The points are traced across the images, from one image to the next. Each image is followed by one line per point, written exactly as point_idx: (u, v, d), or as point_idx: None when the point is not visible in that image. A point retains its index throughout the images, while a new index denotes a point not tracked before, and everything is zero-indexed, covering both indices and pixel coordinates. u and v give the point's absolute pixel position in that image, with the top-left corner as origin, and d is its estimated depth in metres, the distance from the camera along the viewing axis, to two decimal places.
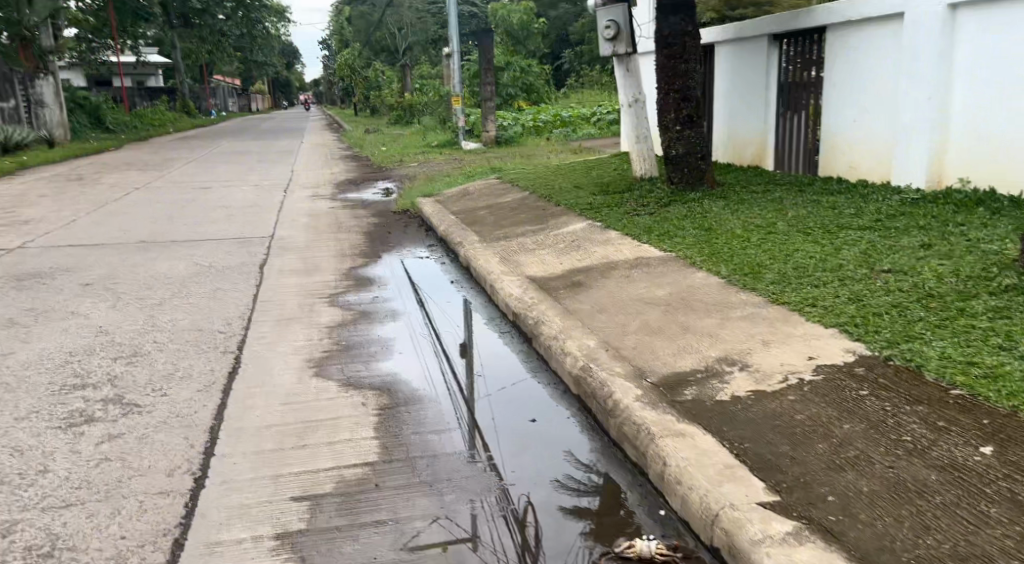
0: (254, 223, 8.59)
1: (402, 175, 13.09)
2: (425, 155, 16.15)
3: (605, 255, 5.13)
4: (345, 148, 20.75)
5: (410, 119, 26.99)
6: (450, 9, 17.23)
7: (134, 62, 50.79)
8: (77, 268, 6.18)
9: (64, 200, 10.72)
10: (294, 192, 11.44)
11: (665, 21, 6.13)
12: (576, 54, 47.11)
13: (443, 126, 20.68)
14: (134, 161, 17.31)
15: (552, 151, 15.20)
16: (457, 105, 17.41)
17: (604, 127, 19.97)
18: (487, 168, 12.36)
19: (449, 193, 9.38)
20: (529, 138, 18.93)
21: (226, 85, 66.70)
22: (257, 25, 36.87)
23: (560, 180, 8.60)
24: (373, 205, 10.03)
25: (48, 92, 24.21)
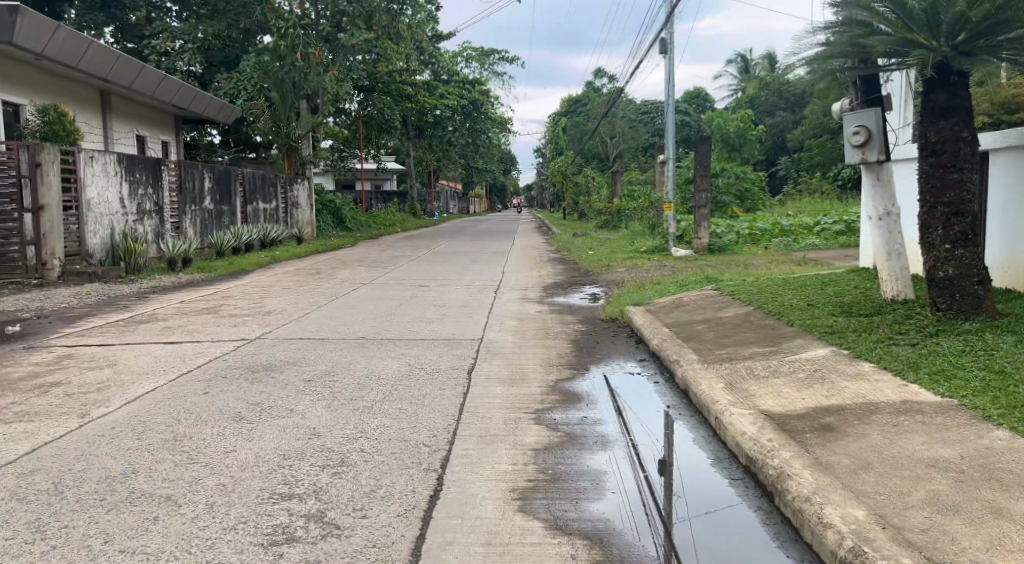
0: (465, 324, 8.60)
1: (611, 281, 12.82)
2: (635, 260, 15.84)
3: (861, 392, 4.30)
4: (554, 250, 21.06)
5: (619, 224, 27.04)
6: (668, 116, 17.13)
7: (373, 169, 56.47)
8: (303, 362, 6.38)
9: (300, 293, 11.58)
10: (504, 293, 11.51)
11: (933, 125, 5.45)
12: (794, 162, 45.39)
13: (652, 232, 20.37)
14: (364, 258, 18.67)
15: (772, 261, 14.22)
16: (670, 211, 17.07)
17: (829, 237, 18.53)
18: (701, 276, 11.68)
19: (663, 302, 8.83)
20: (744, 245, 18.03)
21: (449, 189, 72.02)
22: (481, 135, 39.58)
23: (791, 293, 7.79)
24: (582, 310, 9.74)
25: (302, 195, 27.59)
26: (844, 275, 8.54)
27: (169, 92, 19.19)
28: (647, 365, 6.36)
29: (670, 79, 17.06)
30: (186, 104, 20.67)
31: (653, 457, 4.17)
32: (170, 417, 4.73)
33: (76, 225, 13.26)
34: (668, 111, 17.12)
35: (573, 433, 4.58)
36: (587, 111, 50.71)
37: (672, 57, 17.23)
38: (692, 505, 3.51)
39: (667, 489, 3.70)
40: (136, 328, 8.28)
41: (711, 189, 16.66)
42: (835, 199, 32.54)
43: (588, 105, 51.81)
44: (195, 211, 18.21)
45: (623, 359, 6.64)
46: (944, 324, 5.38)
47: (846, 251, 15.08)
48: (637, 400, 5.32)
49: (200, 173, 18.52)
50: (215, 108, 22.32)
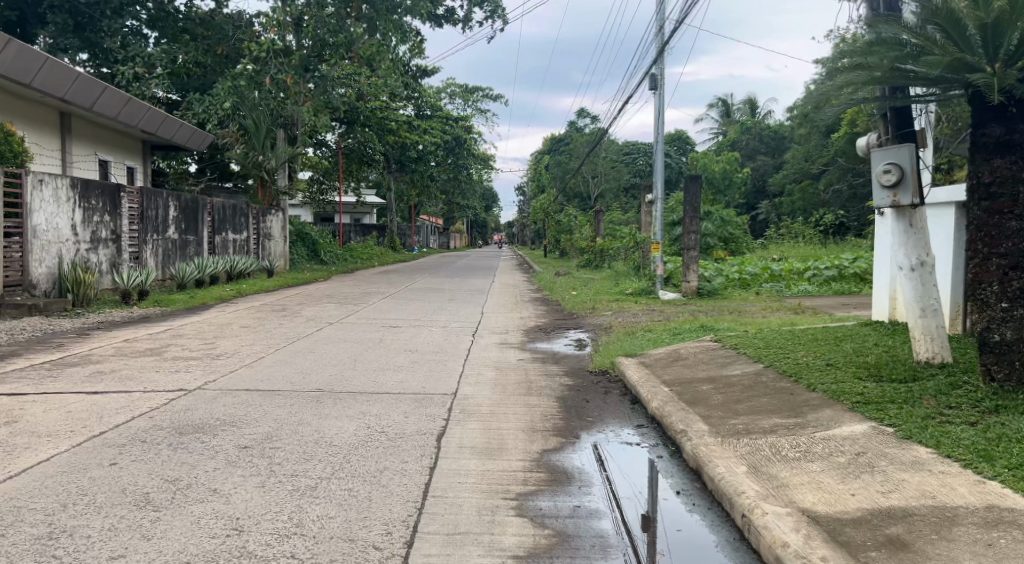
0: (438, 374, 7.65)
1: (596, 325, 11.96)
2: (621, 303, 15.00)
3: (931, 493, 3.42)
4: (535, 289, 20.21)
5: (601, 263, 26.27)
6: (657, 154, 16.48)
7: (353, 202, 55.65)
8: (243, 423, 5.39)
9: (259, 334, 10.56)
10: (482, 337, 10.60)
11: (986, 163, 4.72)
12: (775, 206, 45.18)
13: (638, 273, 19.60)
14: (335, 294, 17.68)
15: (766, 308, 13.47)
16: (657, 253, 16.33)
17: (820, 283, 17.83)
18: (694, 323, 10.86)
19: (659, 353, 7.94)
20: (734, 290, 17.29)
21: (429, 224, 71.40)
22: (463, 170, 38.96)
23: (803, 350, 6.95)
24: (569, 360, 8.86)
25: (275, 227, 26.65)
26: (859, 329, 7.71)
27: (135, 115, 18.25)
28: (647, 435, 5.40)
29: (660, 117, 16.46)
30: (155, 128, 19.73)
31: (636, 513, 3.93)
32: (54, 504, 3.72)
33: (19, 254, 12.18)
34: (658, 149, 16.47)
35: (564, 530, 3.68)
36: (570, 150, 50.36)
37: (662, 94, 16.64)
38: None
39: (650, 547, 3.51)
40: (61, 372, 7.23)
41: (700, 231, 15.93)
42: (819, 245, 32.11)
43: (571, 145, 51.53)
44: (157, 241, 17.19)
45: (618, 425, 5.69)
46: (1002, 397, 4.56)
47: (842, 300, 14.37)
48: (635, 479, 4.44)
49: (165, 201, 17.55)
50: (186, 134, 21.41)
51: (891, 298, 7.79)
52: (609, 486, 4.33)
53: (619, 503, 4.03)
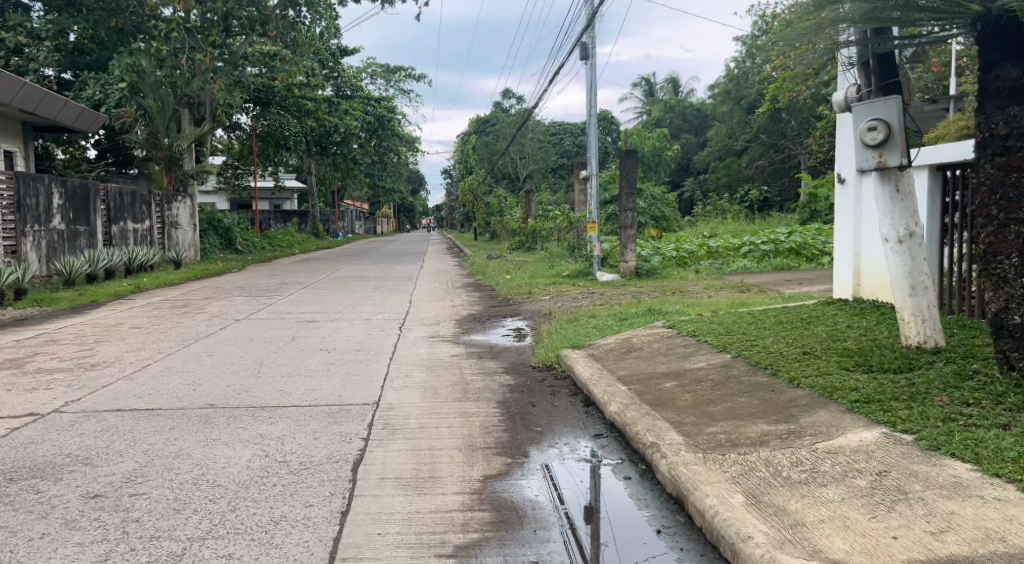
0: (357, 379, 6.60)
1: (534, 312, 11.06)
2: (557, 286, 14.17)
3: (999, 533, 2.62)
4: (466, 274, 19.20)
5: (533, 245, 25.43)
6: (591, 128, 15.62)
7: (273, 188, 53.31)
8: (102, 459, 4.27)
9: (152, 335, 9.27)
10: (409, 330, 9.55)
11: (1002, 112, 3.96)
12: (701, 183, 45.28)
13: (573, 254, 18.81)
14: (248, 286, 16.29)
15: (708, 287, 12.86)
16: (593, 232, 15.54)
17: (757, 259, 17.38)
18: (642, 307, 10.08)
19: (610, 344, 7.07)
20: (672, 268, 16.67)
21: (354, 209, 69.34)
22: (387, 153, 37.43)
23: (770, 335, 6.18)
24: (508, 354, 7.92)
25: (183, 215, 24.76)
26: (824, 309, 7.01)
27: (9, 91, 16.46)
28: (610, 449, 4.49)
29: (592, 89, 15.63)
30: (33, 108, 17.82)
31: (577, 504, 3.69)
32: None
33: None
34: (591, 123, 15.61)
35: None
36: (497, 131, 49.32)
37: (593, 65, 15.80)
38: (622, 556, 3.15)
39: (594, 539, 3.30)
40: None
41: (637, 209, 15.20)
42: (745, 221, 32.15)
43: (497, 125, 50.47)
44: (38, 232, 15.68)
45: (572, 438, 4.76)
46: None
47: (784, 276, 13.89)
48: (580, 480, 4.01)
49: (46, 187, 16.05)
50: (71, 113, 19.53)
51: (855, 274, 7.14)
52: (568, 515, 3.57)
53: (564, 498, 3.74)
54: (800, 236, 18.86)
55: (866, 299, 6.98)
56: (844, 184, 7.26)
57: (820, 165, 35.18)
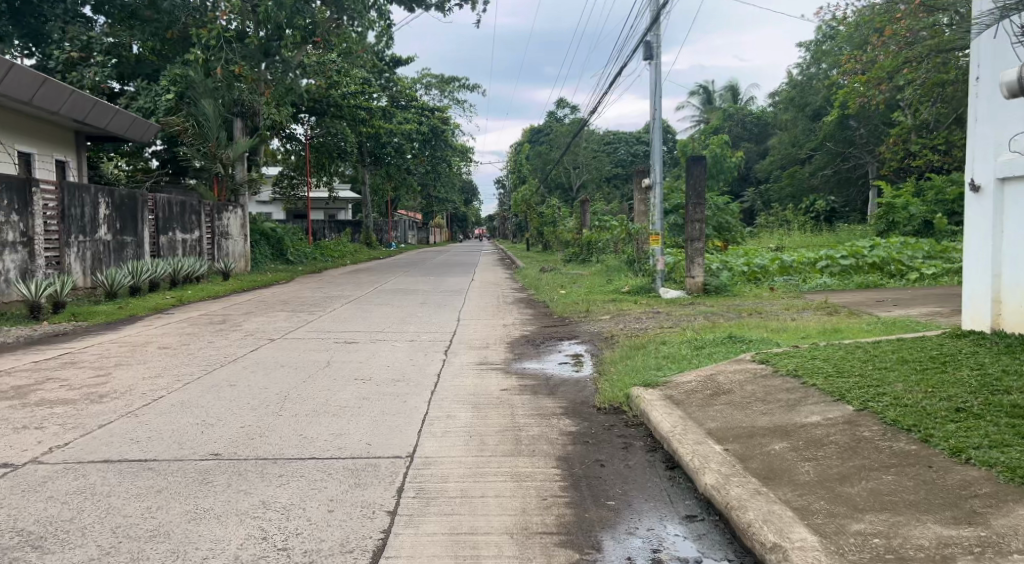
0: (391, 421, 5.62)
1: (594, 335, 9.97)
2: (618, 303, 13.04)
3: None
4: (519, 288, 18.19)
5: (588, 256, 24.32)
6: (655, 134, 14.47)
7: (327, 199, 53.40)
8: (60, 542, 3.39)
9: (178, 357, 8.52)
10: (456, 355, 8.55)
11: None
12: (762, 193, 43.46)
13: (632, 267, 17.67)
14: (293, 299, 15.59)
15: (787, 307, 11.57)
16: (657, 244, 14.35)
17: (836, 276, 15.97)
18: (720, 332, 8.86)
19: (691, 384, 5.91)
20: (743, 284, 15.36)
21: (407, 219, 69.31)
22: (440, 163, 36.84)
23: (900, 380, 4.93)
24: (568, 389, 6.83)
25: (235, 225, 24.31)
26: (960, 345, 5.70)
27: (57, 99, 16.12)
28: (709, 544, 3.40)
29: (656, 91, 14.49)
30: (84, 116, 17.52)
31: None
32: None
33: None
34: (655, 128, 14.45)
35: None
36: (550, 140, 48.32)
37: (657, 65, 14.63)
38: None
39: None
40: None
41: (706, 220, 13.94)
42: (812, 232, 30.42)
43: (551, 134, 49.60)
44: (83, 242, 15.27)
45: (657, 523, 3.66)
46: None
47: (872, 296, 12.50)
48: (644, 548, 3.39)
49: (92, 198, 15.66)
50: (124, 122, 19.20)
51: (994, 302, 5.86)
52: None
53: None
54: (883, 250, 17.27)
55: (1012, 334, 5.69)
56: (977, 194, 6.00)
57: (893, 175, 33.17)
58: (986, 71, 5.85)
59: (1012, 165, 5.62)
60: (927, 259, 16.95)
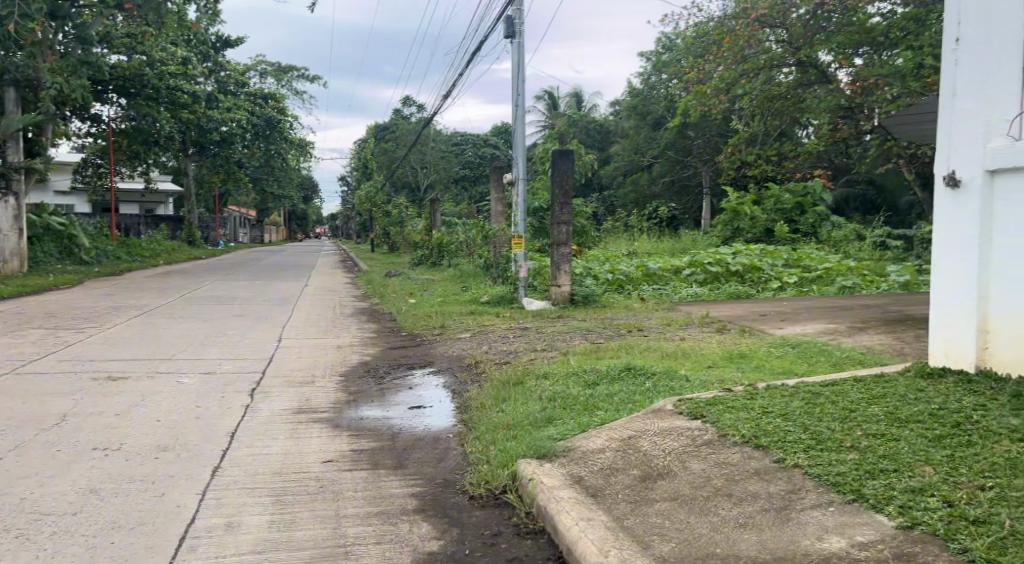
0: (123, 545, 3.28)
1: (453, 360, 7.94)
2: (477, 317, 11.08)
3: None
4: (359, 296, 15.78)
5: (436, 261, 22.24)
6: (518, 125, 12.66)
7: (142, 191, 47.48)
8: None
9: None
10: (267, 397, 6.18)
11: None
12: (606, 198, 43.23)
13: (488, 274, 15.76)
14: (67, 310, 12.28)
15: (667, 322, 10.12)
16: (519, 249, 12.58)
17: (701, 286, 14.95)
18: (612, 359, 7.10)
19: (608, 458, 4.04)
20: (610, 295, 13.91)
21: (236, 215, 63.66)
22: (274, 156, 33.32)
23: (925, 462, 3.41)
24: (423, 456, 4.72)
25: (7, 216, 19.85)
26: (962, 400, 4.34)
27: None
28: None
29: (518, 74, 12.74)
30: None
31: None
32: None
33: None
34: (517, 117, 12.67)
35: None
36: (395, 137, 45.84)
37: (520, 45, 12.80)
38: None
39: None
40: None
41: (573, 221, 12.29)
42: (657, 238, 30.04)
43: (395, 131, 47.04)
44: None
45: None
46: None
47: (752, 309, 11.40)
48: None
49: None
50: None
51: (980, 333, 4.84)
52: None
53: None
54: (745, 258, 16.51)
55: (1008, 377, 4.65)
56: (956, 190, 4.98)
57: (732, 184, 33.73)
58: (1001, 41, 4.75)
59: (1004, 148, 4.67)
60: (787, 268, 16.35)
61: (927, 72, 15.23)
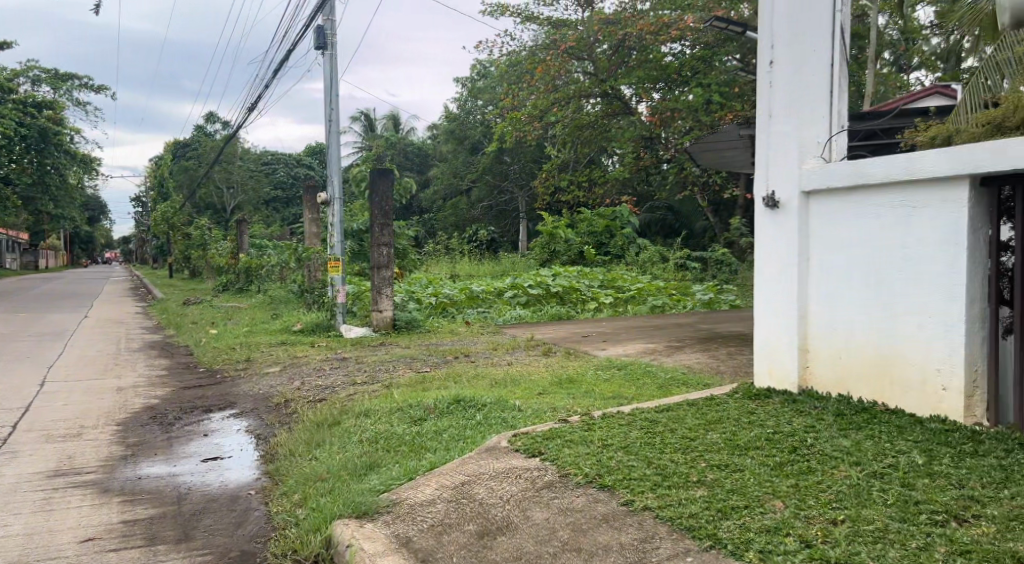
0: None
1: (260, 398, 7.03)
2: (288, 347, 10.12)
3: None
4: (152, 327, 14.09)
5: (244, 287, 20.58)
6: (332, 141, 11.90)
7: None
8: None
9: None
10: (13, 459, 5.04)
11: None
12: (424, 221, 42.84)
13: (301, 299, 14.69)
14: None
15: (494, 347, 9.80)
16: (335, 272, 11.78)
17: (525, 308, 14.88)
18: (438, 391, 6.58)
19: (439, 511, 3.55)
20: (433, 319, 13.43)
21: (5, 239, 56.07)
22: (51, 173, 29.59)
23: (773, 496, 3.23)
24: (216, 523, 3.95)
25: None
26: (791, 422, 4.29)
27: None
28: None
29: (331, 88, 12.00)
30: None
31: None
32: None
33: None
34: (331, 133, 11.91)
35: None
36: (198, 155, 42.67)
37: (332, 57, 12.06)
38: None
39: None
40: None
41: (393, 243, 11.68)
42: (477, 261, 30.04)
43: (198, 148, 43.76)
44: None
45: None
46: None
47: (575, 330, 11.40)
48: None
49: None
50: None
51: (800, 352, 4.87)
52: None
53: None
54: (563, 279, 16.72)
55: (828, 395, 4.70)
56: (775, 211, 5.00)
57: (547, 209, 34.62)
58: (817, 60, 4.85)
59: (817, 169, 4.74)
60: (602, 288, 16.75)
61: (715, 108, 16.49)
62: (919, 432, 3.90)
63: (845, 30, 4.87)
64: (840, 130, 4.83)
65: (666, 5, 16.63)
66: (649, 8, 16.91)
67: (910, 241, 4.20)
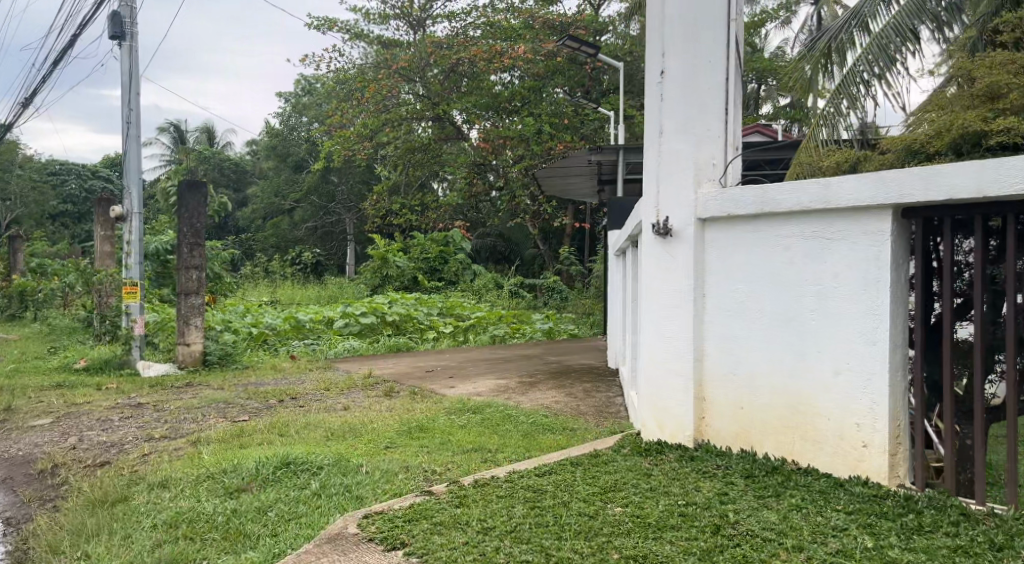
0: None
1: (15, 465, 5.41)
2: (66, 391, 8.26)
3: None
4: None
5: (16, 315, 17.46)
6: (129, 147, 10.14)
7: None
8: None
9: None
10: None
11: None
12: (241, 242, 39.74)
13: (89, 329, 12.50)
14: None
15: (325, 386, 8.57)
16: (132, 299, 10.01)
17: (357, 338, 13.65)
18: (260, 448, 5.38)
19: None
20: (251, 352, 11.84)
21: None
22: None
23: None
24: None
25: None
26: (697, 486, 3.68)
27: None
28: None
29: (129, 87, 10.27)
30: None
31: None
32: None
33: None
34: (128, 138, 10.19)
35: None
36: None
37: (131, 49, 10.30)
38: None
39: None
40: None
41: (205, 265, 10.11)
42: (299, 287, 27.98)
43: None
44: None
45: None
46: None
47: (416, 364, 10.41)
48: None
49: None
50: None
51: (696, 400, 4.30)
52: None
53: None
54: (399, 306, 15.64)
55: (729, 451, 4.15)
56: (667, 240, 4.41)
57: (377, 232, 33.18)
58: (712, 75, 4.35)
59: (714, 194, 4.20)
60: (441, 316, 15.87)
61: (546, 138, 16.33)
62: (846, 499, 3.38)
63: (737, 42, 4.41)
64: (735, 154, 4.36)
65: (497, 35, 16.26)
66: (480, 36, 16.36)
67: (824, 277, 3.71)
